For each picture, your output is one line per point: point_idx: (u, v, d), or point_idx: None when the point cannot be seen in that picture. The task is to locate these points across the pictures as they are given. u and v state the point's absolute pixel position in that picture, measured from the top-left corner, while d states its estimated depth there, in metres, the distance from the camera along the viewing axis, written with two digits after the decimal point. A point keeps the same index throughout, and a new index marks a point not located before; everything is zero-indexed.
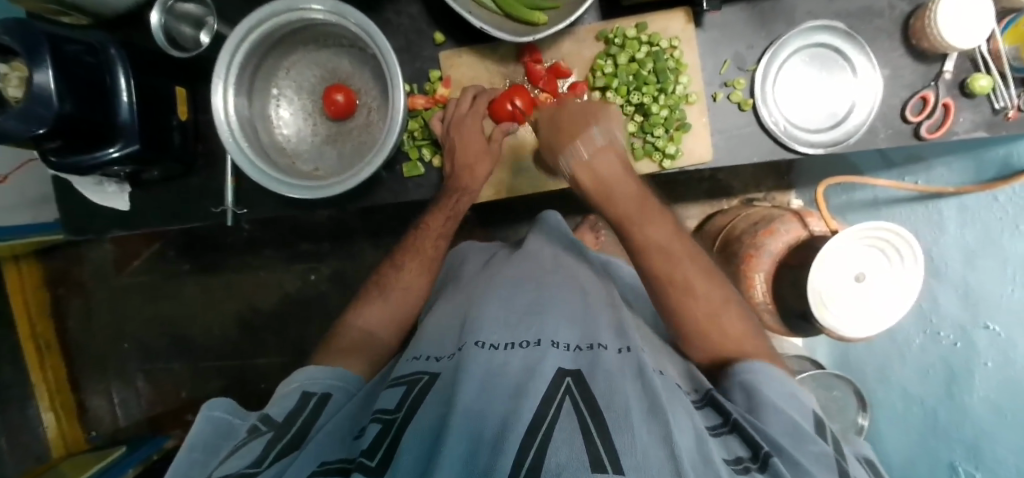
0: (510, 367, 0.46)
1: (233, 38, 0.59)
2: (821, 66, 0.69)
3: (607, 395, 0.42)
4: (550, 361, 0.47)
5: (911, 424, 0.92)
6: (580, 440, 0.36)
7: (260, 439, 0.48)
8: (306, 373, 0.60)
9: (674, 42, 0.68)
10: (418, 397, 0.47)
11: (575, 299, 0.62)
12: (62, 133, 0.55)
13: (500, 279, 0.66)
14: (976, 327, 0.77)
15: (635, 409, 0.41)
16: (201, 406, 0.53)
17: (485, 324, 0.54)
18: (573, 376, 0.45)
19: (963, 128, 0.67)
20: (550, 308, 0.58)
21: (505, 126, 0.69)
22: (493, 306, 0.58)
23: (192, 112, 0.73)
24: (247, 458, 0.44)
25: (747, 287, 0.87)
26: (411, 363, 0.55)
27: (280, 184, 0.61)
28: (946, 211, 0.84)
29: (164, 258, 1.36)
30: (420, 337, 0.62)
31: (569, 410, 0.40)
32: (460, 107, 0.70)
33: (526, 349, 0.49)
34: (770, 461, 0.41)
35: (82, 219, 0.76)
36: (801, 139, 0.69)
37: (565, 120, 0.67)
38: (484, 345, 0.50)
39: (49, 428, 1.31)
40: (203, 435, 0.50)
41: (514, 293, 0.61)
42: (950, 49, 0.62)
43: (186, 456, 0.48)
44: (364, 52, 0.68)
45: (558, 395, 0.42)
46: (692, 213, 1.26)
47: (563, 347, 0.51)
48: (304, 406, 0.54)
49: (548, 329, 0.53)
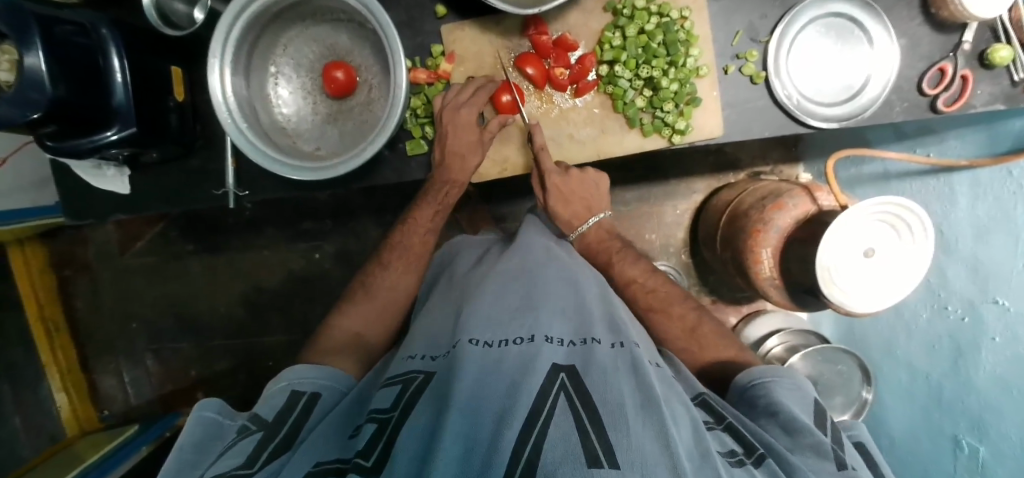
0: (505, 360, 0.46)
1: (227, 14, 0.57)
2: (836, 38, 0.67)
3: (599, 388, 0.42)
4: (544, 355, 0.46)
5: (917, 401, 0.92)
6: (574, 434, 0.36)
7: (250, 438, 0.48)
8: (296, 372, 0.59)
9: (684, 12, 0.65)
10: (415, 396, 0.46)
11: (570, 292, 0.61)
12: (55, 117, 0.53)
13: (493, 274, 0.65)
14: (985, 301, 0.76)
15: (630, 403, 0.40)
16: (193, 408, 0.53)
17: (479, 321, 0.53)
18: (567, 372, 0.44)
19: (980, 101, 0.65)
20: (541, 301, 0.58)
21: (502, 119, 0.69)
22: (487, 301, 0.58)
23: (189, 92, 0.71)
24: (237, 460, 0.44)
25: (754, 262, 0.85)
26: (405, 363, 0.55)
27: (282, 166, 0.60)
28: (958, 185, 0.82)
29: (167, 239, 1.36)
30: (415, 334, 0.61)
31: (563, 407, 0.39)
32: (459, 94, 0.68)
33: (521, 345, 0.48)
34: (765, 460, 0.42)
35: (82, 200, 0.75)
36: (815, 113, 0.66)
37: (576, 198, 0.74)
38: (478, 343, 0.49)
39: (62, 407, 1.34)
40: (194, 434, 0.50)
41: (506, 287, 0.61)
42: (970, 19, 0.60)
43: (175, 454, 0.48)
44: (363, 27, 0.66)
45: (553, 390, 0.41)
46: (697, 188, 1.24)
47: (557, 341, 0.50)
48: (294, 405, 0.54)
49: (543, 326, 0.52)
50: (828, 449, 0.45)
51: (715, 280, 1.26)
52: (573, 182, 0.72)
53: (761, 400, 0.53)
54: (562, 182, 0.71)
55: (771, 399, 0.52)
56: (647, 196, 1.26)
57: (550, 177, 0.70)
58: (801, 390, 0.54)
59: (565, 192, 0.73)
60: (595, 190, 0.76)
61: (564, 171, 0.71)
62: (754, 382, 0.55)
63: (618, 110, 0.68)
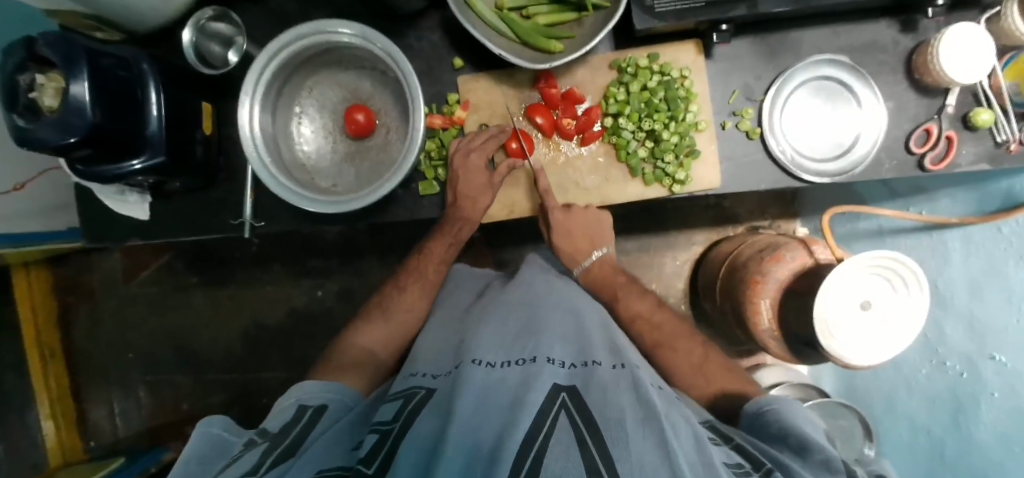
0: (507, 381, 0.47)
1: (262, 57, 0.62)
2: (827, 98, 0.71)
3: (601, 405, 0.42)
4: (545, 376, 0.47)
5: (921, 460, 0.90)
6: (574, 449, 0.36)
7: (255, 449, 0.47)
8: (302, 389, 0.60)
9: (685, 72, 0.70)
10: (415, 410, 0.47)
11: (572, 319, 0.63)
12: (91, 143, 0.57)
13: (498, 304, 0.67)
14: (984, 358, 0.77)
15: (629, 417, 0.41)
16: (198, 425, 0.52)
17: (484, 346, 0.54)
18: (568, 392, 0.45)
19: (966, 160, 0.69)
20: (543, 328, 0.59)
21: (512, 163, 0.73)
22: (490, 328, 0.59)
23: (216, 126, 0.75)
24: (243, 467, 0.44)
25: (753, 313, 0.86)
26: (409, 379, 0.55)
27: (300, 198, 0.62)
28: (951, 242, 0.85)
29: (174, 269, 1.37)
30: (416, 354, 0.63)
31: (564, 423, 0.39)
32: (470, 141, 0.72)
33: (523, 366, 0.50)
34: (773, 472, 0.42)
35: (102, 230, 0.77)
36: (808, 168, 0.70)
37: (577, 234, 0.75)
38: (481, 363, 0.50)
39: (48, 436, 1.31)
40: (198, 450, 0.50)
41: (509, 317, 0.62)
42: (951, 84, 0.64)
43: (180, 466, 0.48)
44: (385, 74, 0.70)
45: (554, 409, 0.41)
46: (697, 239, 1.27)
47: (559, 364, 0.51)
48: (299, 418, 0.54)
49: (544, 348, 0.54)
50: (838, 465, 0.45)
51: (717, 331, 1.26)
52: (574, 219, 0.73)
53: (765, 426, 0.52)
54: (563, 218, 0.73)
55: (779, 422, 0.52)
56: (648, 246, 1.29)
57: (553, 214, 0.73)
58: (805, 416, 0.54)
59: (568, 228, 0.74)
60: (601, 228, 0.76)
61: (566, 208, 0.74)
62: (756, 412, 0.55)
63: (621, 156, 0.71)
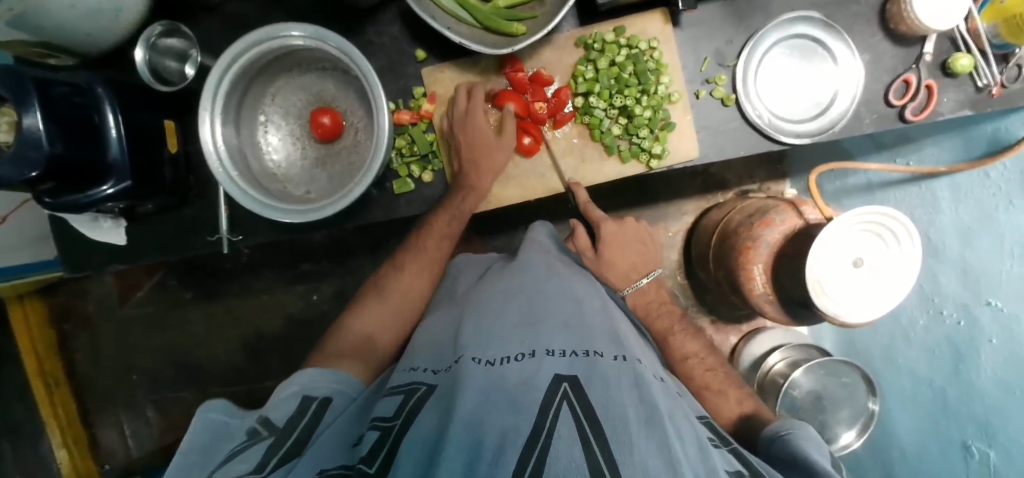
0: (507, 378, 0.45)
1: (217, 68, 0.60)
2: (801, 57, 0.69)
3: (604, 404, 0.41)
4: (545, 370, 0.46)
5: (923, 407, 0.90)
6: (578, 448, 0.35)
7: (262, 443, 0.47)
8: (308, 375, 0.60)
9: (653, 43, 0.68)
10: (417, 405, 0.47)
11: (570, 305, 0.62)
12: (51, 175, 0.55)
13: (497, 290, 0.66)
14: (979, 304, 0.76)
15: (633, 419, 0.40)
16: (200, 406, 0.54)
17: (475, 339, 0.54)
18: (569, 382, 0.44)
19: (948, 108, 0.68)
20: (543, 317, 0.58)
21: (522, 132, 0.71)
22: (490, 317, 0.58)
23: (182, 144, 0.74)
24: (249, 463, 0.44)
25: (747, 279, 0.86)
26: (409, 374, 0.55)
27: (270, 210, 0.61)
28: (940, 191, 0.84)
29: (166, 287, 1.37)
30: (414, 347, 0.63)
31: (567, 417, 0.39)
32: (459, 105, 0.71)
33: (523, 361, 0.48)
34: None
35: (82, 256, 0.77)
36: (787, 130, 0.69)
37: (631, 251, 0.80)
38: (481, 361, 0.49)
39: (62, 462, 1.32)
40: (197, 436, 0.51)
41: (506, 305, 0.61)
42: (927, 31, 0.63)
43: (183, 454, 0.49)
44: (346, 74, 0.69)
45: (555, 401, 0.41)
46: (687, 209, 1.26)
47: (560, 353, 0.49)
48: (304, 411, 0.54)
49: (543, 340, 0.52)
50: None
51: (714, 300, 1.26)
52: (625, 231, 0.81)
53: (780, 452, 0.54)
54: (614, 229, 0.80)
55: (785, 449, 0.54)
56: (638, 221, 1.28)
57: (603, 224, 0.80)
58: (824, 442, 0.56)
59: (618, 242, 0.80)
60: (651, 249, 0.83)
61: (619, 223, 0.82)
62: (771, 433, 0.58)
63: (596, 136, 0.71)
